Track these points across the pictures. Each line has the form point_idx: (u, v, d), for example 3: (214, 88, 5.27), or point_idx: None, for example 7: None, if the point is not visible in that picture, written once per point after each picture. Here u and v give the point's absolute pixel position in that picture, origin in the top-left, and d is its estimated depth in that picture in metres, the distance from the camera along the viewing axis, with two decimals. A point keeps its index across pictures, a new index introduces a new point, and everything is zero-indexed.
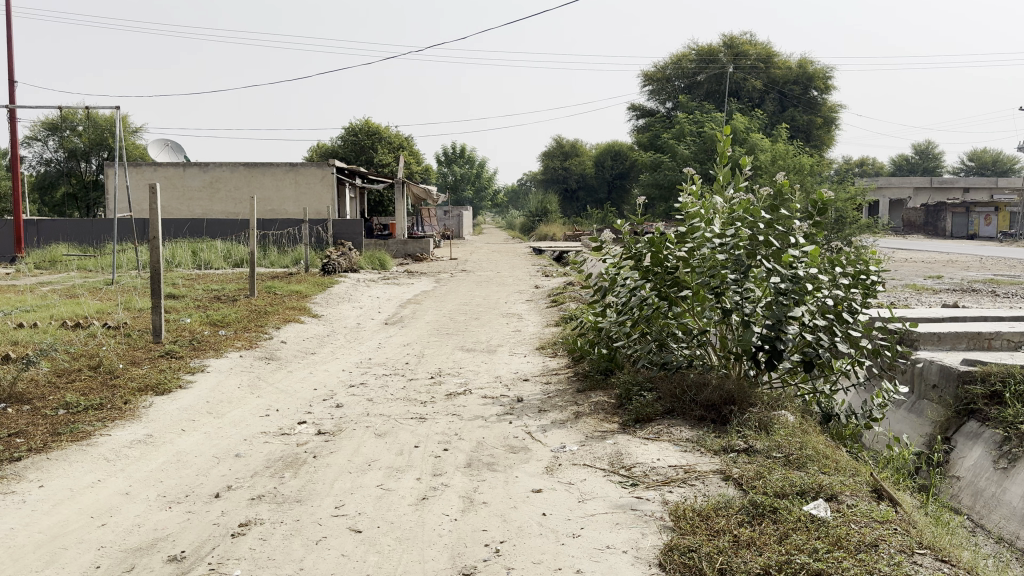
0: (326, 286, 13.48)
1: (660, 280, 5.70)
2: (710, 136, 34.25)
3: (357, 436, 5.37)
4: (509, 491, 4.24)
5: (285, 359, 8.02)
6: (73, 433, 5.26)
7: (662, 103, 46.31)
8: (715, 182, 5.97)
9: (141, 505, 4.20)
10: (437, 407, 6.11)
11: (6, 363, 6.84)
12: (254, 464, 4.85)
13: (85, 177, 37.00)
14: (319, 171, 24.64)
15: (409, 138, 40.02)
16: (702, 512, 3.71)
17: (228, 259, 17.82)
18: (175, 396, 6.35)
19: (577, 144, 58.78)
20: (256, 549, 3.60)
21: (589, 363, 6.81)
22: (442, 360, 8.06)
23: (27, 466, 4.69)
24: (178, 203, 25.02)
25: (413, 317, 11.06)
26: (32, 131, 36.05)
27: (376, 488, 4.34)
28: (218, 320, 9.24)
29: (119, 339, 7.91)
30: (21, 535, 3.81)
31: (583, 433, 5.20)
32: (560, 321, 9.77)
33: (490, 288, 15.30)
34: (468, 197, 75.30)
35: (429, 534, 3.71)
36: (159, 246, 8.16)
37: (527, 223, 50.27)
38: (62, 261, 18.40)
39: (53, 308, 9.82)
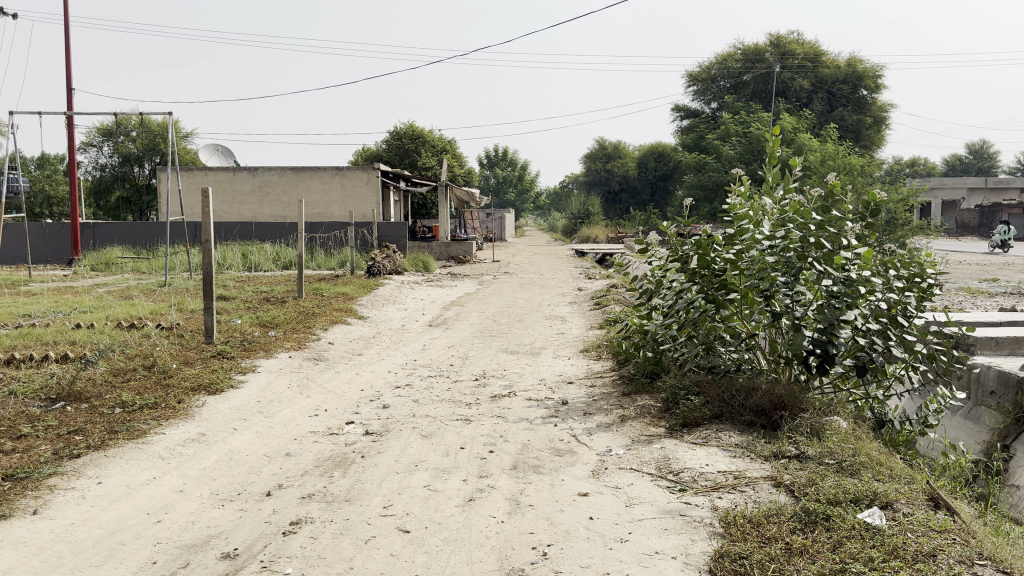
0: (372, 289, 13.65)
1: (707, 282, 5.63)
2: (756, 136, 33.82)
3: (404, 436, 5.42)
4: (555, 493, 4.23)
5: (333, 359, 8.15)
6: (129, 431, 5.40)
7: (707, 103, 45.83)
8: (764, 183, 5.86)
9: (194, 503, 4.28)
10: (483, 409, 6.13)
11: (65, 363, 7.05)
12: (304, 463, 4.92)
13: (138, 181, 37.82)
14: (364, 174, 24.98)
15: (452, 141, 40.39)
16: (753, 519, 3.66)
17: (277, 262, 18.15)
18: (226, 395, 6.49)
19: (620, 146, 58.82)
20: (306, 547, 3.65)
21: (634, 367, 6.76)
22: (487, 362, 8.07)
23: (85, 463, 4.82)
24: (228, 207, 25.48)
25: (456, 319, 11.14)
26: (88, 137, 37.22)
27: (422, 488, 4.38)
28: (268, 321, 9.41)
29: (173, 339, 8.10)
30: (81, 530, 3.92)
31: (630, 437, 5.17)
32: (605, 323, 9.71)
33: (534, 290, 15.35)
34: (511, 199, 75.61)
35: (477, 536, 3.72)
36: (211, 249, 8.34)
37: (570, 225, 50.38)
38: (117, 262, 18.92)
39: (108, 309, 10.10)
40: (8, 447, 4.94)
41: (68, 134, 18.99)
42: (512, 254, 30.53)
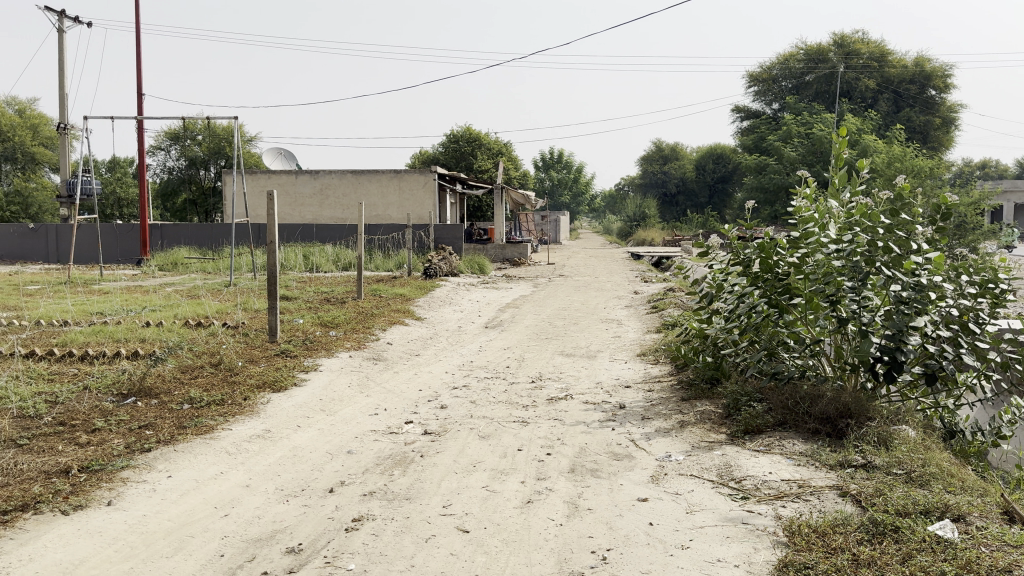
0: (429, 290, 13.77)
1: (770, 287, 5.53)
2: (819, 138, 33.20)
3: (461, 437, 5.47)
4: (614, 498, 4.21)
5: (392, 359, 8.26)
6: (197, 426, 5.56)
7: (769, 104, 45.05)
8: (830, 185, 5.73)
9: (260, 497, 4.39)
10: (539, 411, 6.13)
11: (137, 359, 7.31)
12: (365, 461, 4.99)
13: (204, 184, 38.90)
14: (422, 177, 25.23)
15: (507, 144, 40.61)
16: (819, 528, 3.59)
17: (337, 263, 18.47)
18: (290, 393, 6.63)
19: (677, 147, 58.45)
20: (368, 544, 3.70)
21: (692, 372, 6.67)
22: (543, 364, 8.07)
23: (156, 457, 4.98)
24: (289, 209, 26.03)
25: (512, 321, 11.16)
26: (157, 141, 38.41)
27: (481, 489, 4.40)
28: (328, 321, 9.58)
29: (239, 337, 8.31)
30: (153, 521, 4.05)
31: (690, 443, 5.11)
32: (662, 327, 9.60)
33: (589, 293, 15.28)
34: (565, 202, 75.61)
35: (536, 538, 3.73)
36: (276, 250, 8.52)
37: (625, 227, 50.13)
38: (184, 262, 19.50)
39: (176, 307, 10.43)
40: (84, 440, 5.13)
41: (138, 137, 19.61)
42: (574, 254, 32.93)
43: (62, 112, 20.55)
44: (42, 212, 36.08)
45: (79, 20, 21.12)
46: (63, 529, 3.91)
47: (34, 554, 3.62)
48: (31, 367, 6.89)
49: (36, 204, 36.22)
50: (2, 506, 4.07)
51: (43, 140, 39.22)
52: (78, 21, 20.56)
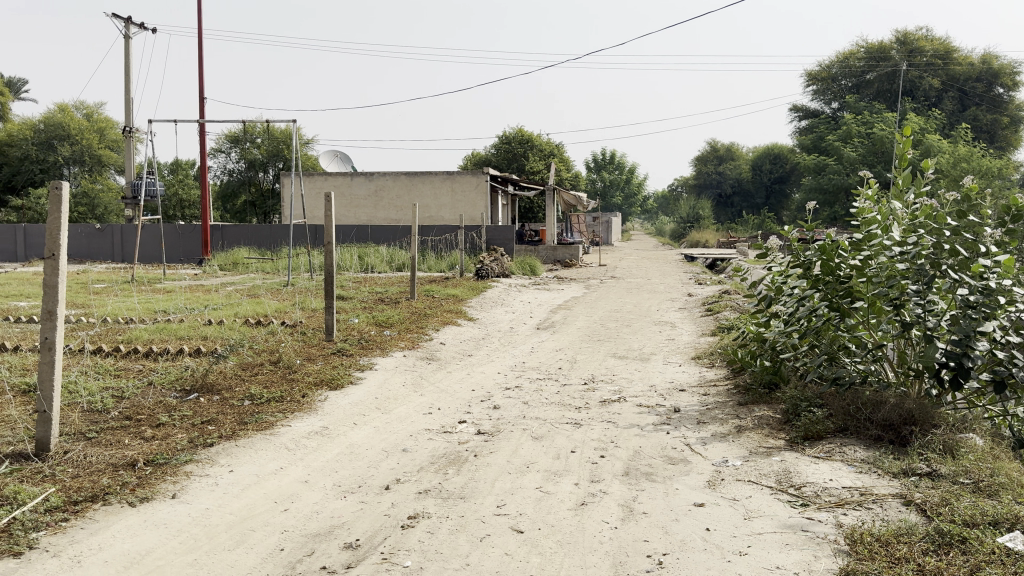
0: (481, 290, 13.85)
1: (831, 290, 5.44)
2: (880, 138, 32.69)
3: (514, 438, 5.48)
4: (670, 503, 4.17)
5: (444, 359, 8.32)
6: (258, 422, 5.69)
7: (827, 103, 43.96)
8: (894, 186, 5.59)
9: (319, 493, 4.47)
10: (592, 413, 6.11)
11: (200, 356, 7.52)
12: (419, 460, 5.04)
13: (263, 186, 39.70)
14: (474, 179, 25.37)
15: (559, 145, 40.66)
16: (882, 537, 3.50)
17: (391, 264, 18.69)
18: (346, 391, 6.73)
19: (733, 146, 57.85)
20: (424, 542, 3.74)
21: (749, 376, 6.55)
22: (596, 366, 8.04)
23: (218, 451, 5.11)
24: (345, 211, 26.45)
25: (564, 323, 11.14)
26: (217, 143, 39.36)
27: (534, 490, 4.40)
28: (383, 320, 9.71)
29: (296, 336, 8.46)
30: (215, 515, 4.15)
31: (747, 448, 5.04)
32: (717, 330, 9.46)
33: (642, 294, 15.18)
34: (617, 204, 75.27)
35: (590, 540, 3.71)
36: (333, 250, 8.65)
37: (678, 229, 49.66)
38: (243, 262, 19.96)
39: (236, 306, 10.68)
40: (149, 434, 5.29)
41: (200, 139, 20.13)
42: (627, 254, 34.17)
43: (127, 116, 21.21)
44: (108, 213, 37.22)
45: (145, 26, 21.79)
46: (130, 520, 4.04)
47: (103, 543, 3.75)
48: (98, 363, 7.13)
49: (102, 206, 37.40)
50: (73, 496, 4.23)
51: (108, 144, 40.51)
52: (143, 28, 21.22)
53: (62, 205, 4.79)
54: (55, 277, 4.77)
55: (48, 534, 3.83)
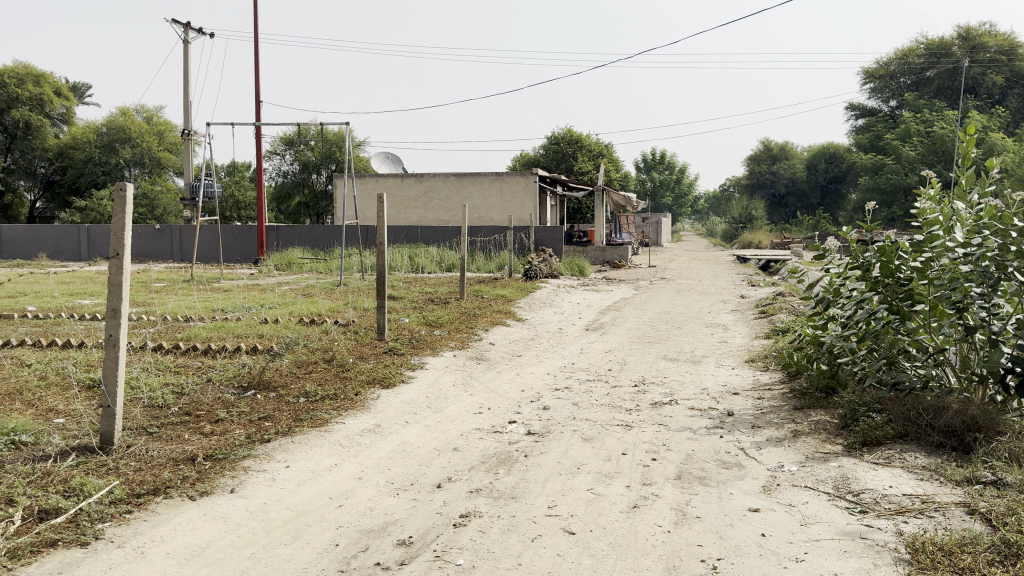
0: (530, 291, 13.86)
1: (891, 292, 5.31)
2: (941, 136, 32.10)
3: (565, 439, 5.47)
4: (724, 508, 4.12)
5: (494, 360, 8.36)
6: (313, 419, 5.79)
7: (886, 101, 42.84)
8: (957, 186, 5.43)
9: (372, 490, 4.54)
10: (644, 416, 6.06)
11: (256, 354, 7.69)
12: (470, 459, 5.07)
13: (316, 187, 40.34)
14: (523, 179, 25.41)
15: (608, 146, 40.51)
16: (945, 547, 3.41)
17: (441, 264, 18.85)
18: (397, 389, 6.81)
19: (787, 146, 56.84)
20: (476, 541, 3.77)
21: (805, 380, 6.43)
22: (646, 368, 7.98)
23: (275, 447, 5.21)
24: (396, 211, 26.73)
25: (614, 324, 11.08)
26: (272, 146, 40.21)
27: (586, 492, 4.39)
28: (433, 320, 9.80)
29: (349, 335, 8.58)
30: (272, 509, 4.24)
31: (804, 453, 4.95)
32: (772, 333, 9.31)
33: (693, 296, 15.02)
34: (667, 204, 74.55)
35: (643, 543, 3.69)
36: (384, 250, 8.75)
37: (730, 230, 49.01)
38: (297, 262, 20.33)
39: (292, 305, 10.87)
40: (208, 430, 5.42)
41: (256, 141, 20.55)
42: (679, 254, 35.10)
43: (186, 119, 21.79)
44: (167, 214, 38.24)
45: (202, 31, 22.36)
46: (190, 513, 4.15)
47: (165, 536, 3.86)
48: (160, 360, 7.33)
49: (161, 206, 38.45)
50: (136, 489, 4.36)
51: (167, 146, 41.63)
52: (202, 33, 21.76)
53: (126, 208, 4.91)
54: (119, 276, 4.91)
55: (112, 525, 3.96)
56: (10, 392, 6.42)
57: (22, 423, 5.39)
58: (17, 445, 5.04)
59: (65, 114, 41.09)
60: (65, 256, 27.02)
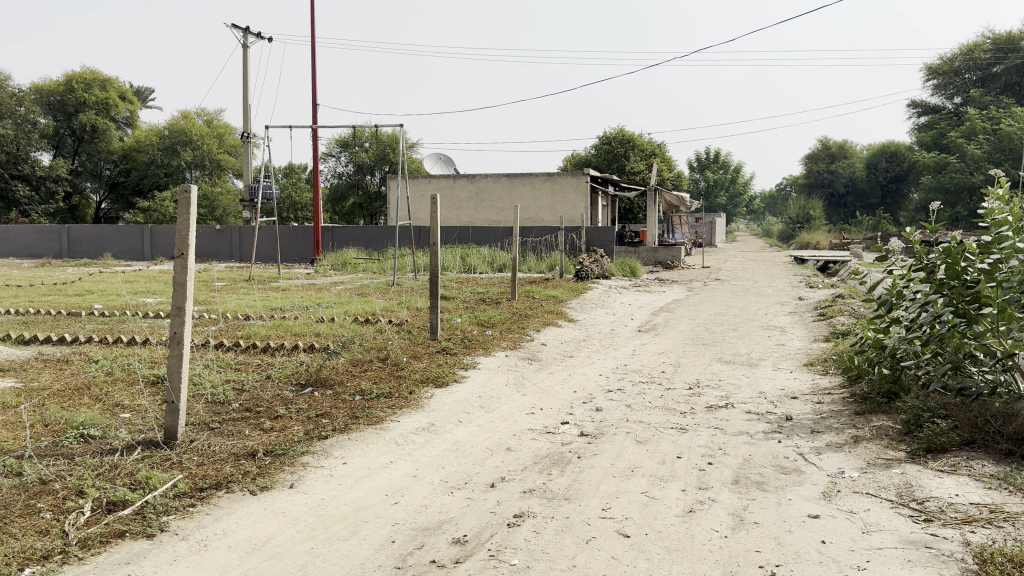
0: (581, 292, 13.81)
1: (957, 295, 5.19)
2: (1009, 133, 31.23)
3: (619, 441, 5.44)
4: (783, 513, 4.06)
5: (546, 360, 8.35)
6: (369, 417, 5.88)
7: (949, 99, 41.63)
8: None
9: (427, 488, 4.59)
10: (699, 419, 5.99)
11: (313, 352, 7.83)
12: (523, 459, 5.09)
13: (369, 188, 40.87)
14: (575, 179, 25.33)
15: (660, 145, 40.21)
16: (1015, 557, 3.30)
17: (492, 265, 18.95)
18: (451, 389, 6.86)
19: (846, 145, 55.55)
20: (530, 540, 3.78)
21: (867, 385, 6.28)
22: (700, 371, 7.89)
23: (332, 444, 5.30)
24: (448, 212, 26.93)
25: (667, 326, 10.98)
26: (327, 148, 40.97)
27: (640, 495, 4.37)
28: (485, 320, 9.86)
29: (402, 335, 8.67)
30: (331, 505, 4.32)
31: (865, 459, 4.84)
32: (831, 336, 9.11)
33: (749, 298, 14.77)
34: (722, 204, 73.46)
35: (699, 548, 3.66)
36: (438, 251, 8.81)
37: (787, 230, 48.14)
38: (352, 262, 20.64)
39: (347, 305, 11.04)
40: (268, 426, 5.55)
41: (313, 143, 20.90)
42: (732, 254, 35.19)
43: (245, 122, 22.29)
44: (227, 214, 39.18)
45: (261, 36, 22.87)
46: (251, 507, 4.25)
47: (227, 530, 3.96)
48: (221, 357, 7.53)
49: (221, 208, 39.38)
50: (200, 484, 4.48)
51: (227, 149, 42.71)
52: (261, 38, 22.26)
53: (191, 209, 5.04)
54: (183, 275, 5.04)
55: (177, 518, 4.07)
56: (80, 387, 6.66)
57: (91, 418, 5.58)
58: (86, 438, 5.22)
59: (129, 118, 42.41)
60: (129, 256, 27.93)
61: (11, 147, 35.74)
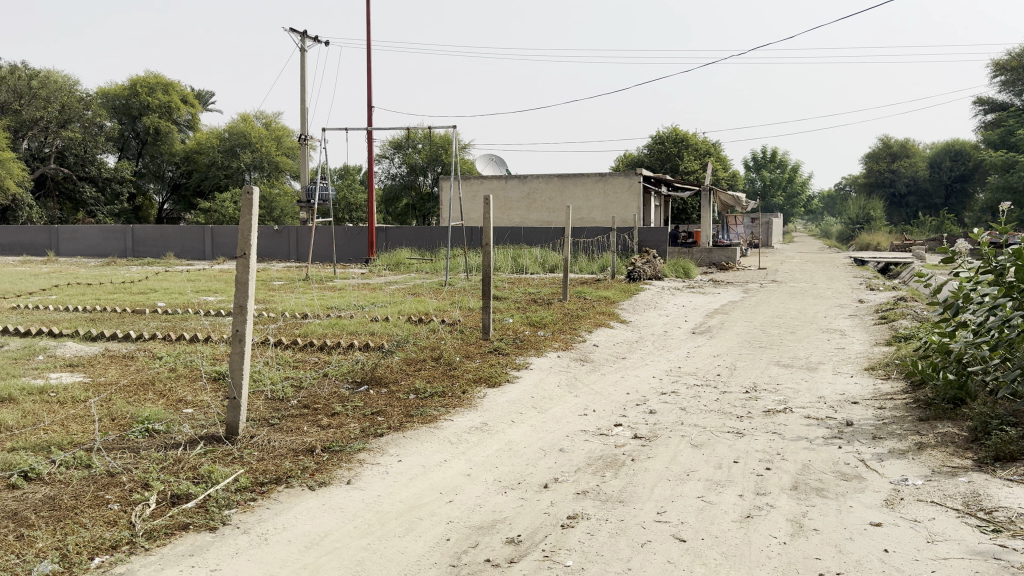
0: (634, 293, 13.70)
1: None
2: None
3: (673, 444, 5.40)
4: (844, 520, 3.97)
5: (598, 362, 8.31)
6: (424, 415, 5.94)
7: (1018, 95, 40.17)
8: None
9: (481, 487, 4.62)
10: (756, 423, 5.90)
11: (367, 351, 7.95)
12: (577, 460, 5.09)
13: (422, 190, 41.26)
14: (627, 179, 25.16)
15: (715, 145, 39.67)
16: None
17: (544, 265, 18.96)
18: (503, 388, 6.89)
19: (908, 143, 53.97)
20: (584, 542, 3.77)
21: (931, 390, 6.09)
22: (757, 375, 7.77)
23: (387, 441, 5.37)
24: (500, 213, 27.03)
25: (722, 328, 10.83)
26: (381, 150, 41.50)
27: (696, 499, 4.32)
28: (537, 320, 9.87)
29: (455, 334, 8.74)
30: (386, 502, 4.38)
31: (930, 467, 4.70)
32: (894, 340, 8.87)
33: (807, 300, 14.46)
34: (779, 204, 72.05)
35: (757, 554, 3.60)
36: (490, 251, 8.84)
37: (846, 231, 47.02)
38: (405, 262, 20.88)
39: (401, 304, 11.16)
40: (325, 423, 5.65)
41: (367, 145, 21.19)
42: (791, 255, 34.71)
43: (302, 124, 22.73)
44: (284, 215, 39.96)
45: (317, 39, 23.31)
46: (310, 503, 4.33)
47: (287, 524, 4.04)
48: (279, 355, 7.70)
49: (279, 209, 40.09)
50: (260, 478, 4.59)
51: (285, 150, 43.59)
52: (317, 41, 22.68)
53: (252, 210, 5.16)
54: (245, 274, 5.16)
55: (238, 512, 4.17)
56: (144, 382, 6.87)
57: (156, 413, 5.76)
58: (151, 432, 5.38)
59: (191, 121, 43.65)
60: (190, 256, 28.70)
61: (79, 149, 37.88)
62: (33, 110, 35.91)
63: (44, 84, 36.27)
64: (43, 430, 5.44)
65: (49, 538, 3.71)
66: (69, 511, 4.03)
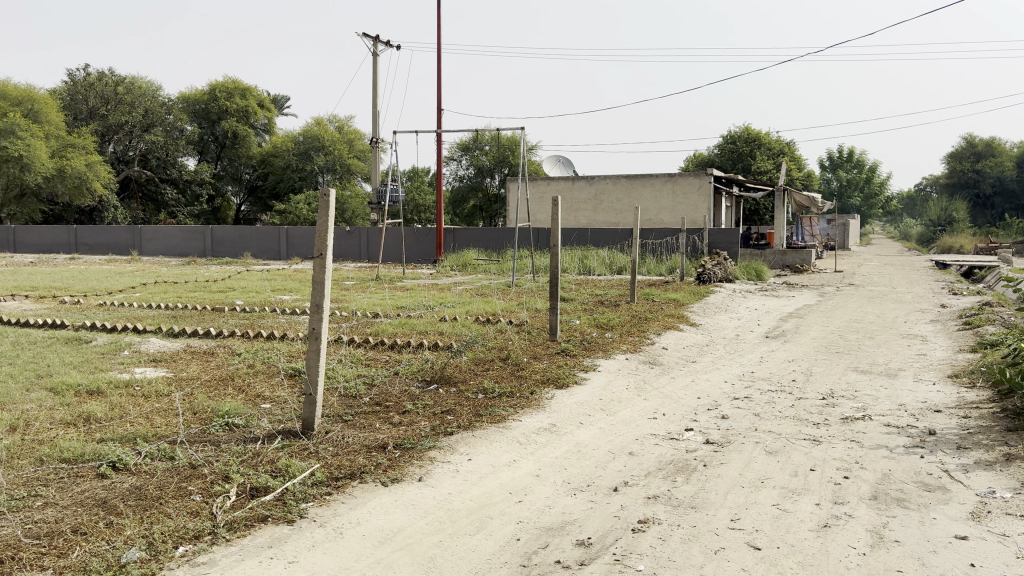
0: (704, 296, 13.50)
1: None
2: None
3: (746, 450, 5.31)
4: (926, 533, 3.84)
5: (667, 365, 8.23)
6: (493, 415, 5.99)
7: None
8: None
9: (550, 488, 4.63)
10: (834, 431, 5.75)
11: (436, 350, 8.05)
12: (646, 464, 5.05)
13: (489, 191, 41.52)
14: (697, 180, 24.80)
15: (788, 144, 38.77)
16: None
17: (611, 267, 18.85)
18: (572, 390, 6.89)
19: (994, 142, 51.69)
20: (656, 547, 3.75)
21: (1022, 399, 5.82)
22: (834, 381, 7.56)
23: (458, 440, 5.43)
24: (567, 214, 27.01)
25: (796, 332, 10.58)
26: (449, 151, 41.92)
27: (771, 507, 4.24)
28: (605, 322, 9.85)
29: (523, 335, 8.77)
30: (457, 500, 4.43)
31: (1019, 480, 4.51)
32: (980, 347, 8.53)
33: (886, 304, 13.99)
34: (856, 205, 69.88)
35: (836, 565, 3.52)
36: (558, 252, 8.84)
37: (927, 232, 45.31)
38: (473, 263, 21.06)
39: (469, 305, 11.26)
40: (397, 420, 5.75)
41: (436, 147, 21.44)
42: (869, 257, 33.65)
43: (374, 127, 23.14)
44: (355, 217, 40.68)
45: (389, 43, 23.71)
46: (383, 498, 4.42)
47: (361, 519, 4.13)
48: (350, 352, 7.86)
49: (351, 210, 40.64)
50: (335, 473, 4.70)
51: (356, 152, 44.44)
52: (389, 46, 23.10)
53: (329, 211, 5.28)
54: (322, 274, 5.29)
55: (315, 505, 4.28)
56: (224, 378, 7.11)
57: (235, 407, 5.95)
58: (231, 426, 5.57)
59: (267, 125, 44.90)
60: (266, 255, 29.53)
61: (161, 152, 39.33)
62: (118, 115, 37.81)
63: (129, 90, 38.28)
64: (130, 423, 5.68)
65: (136, 526, 3.87)
66: (155, 501, 4.20)
